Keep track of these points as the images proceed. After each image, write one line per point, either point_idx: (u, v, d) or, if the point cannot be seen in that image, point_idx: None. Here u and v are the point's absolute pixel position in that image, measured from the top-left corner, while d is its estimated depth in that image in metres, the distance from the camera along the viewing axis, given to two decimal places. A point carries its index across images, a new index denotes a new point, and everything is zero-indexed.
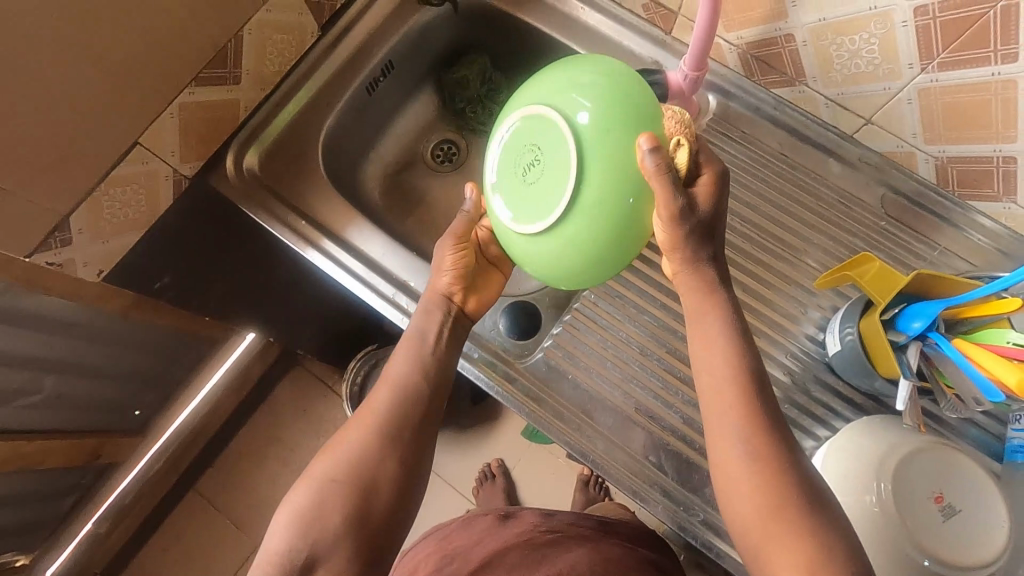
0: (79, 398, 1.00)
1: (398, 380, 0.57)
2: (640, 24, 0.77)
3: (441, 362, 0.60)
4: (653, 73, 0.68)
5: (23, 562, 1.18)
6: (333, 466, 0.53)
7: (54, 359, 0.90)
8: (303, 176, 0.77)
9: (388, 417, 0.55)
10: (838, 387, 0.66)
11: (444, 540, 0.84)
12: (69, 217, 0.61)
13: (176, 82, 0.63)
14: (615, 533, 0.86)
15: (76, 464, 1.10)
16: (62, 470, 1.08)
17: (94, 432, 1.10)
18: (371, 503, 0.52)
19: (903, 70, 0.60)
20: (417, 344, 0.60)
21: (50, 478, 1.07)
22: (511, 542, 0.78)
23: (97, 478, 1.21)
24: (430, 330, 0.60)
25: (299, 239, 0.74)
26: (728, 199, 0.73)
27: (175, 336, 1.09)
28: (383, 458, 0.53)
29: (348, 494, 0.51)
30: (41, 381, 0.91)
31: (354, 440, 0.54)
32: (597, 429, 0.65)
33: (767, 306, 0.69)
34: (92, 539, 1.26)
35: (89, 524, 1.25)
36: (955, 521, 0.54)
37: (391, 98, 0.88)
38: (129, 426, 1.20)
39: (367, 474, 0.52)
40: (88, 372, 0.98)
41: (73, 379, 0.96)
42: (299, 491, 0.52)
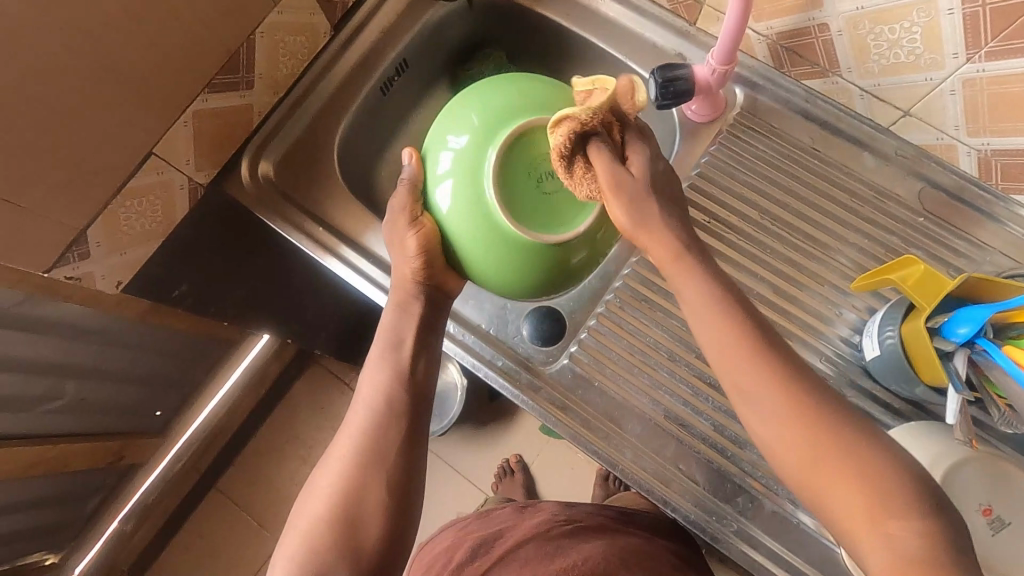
0: (101, 401, 1.01)
1: (376, 401, 0.56)
2: (663, 16, 0.75)
3: (418, 376, 0.58)
4: (679, 67, 0.66)
5: (52, 562, 1.20)
6: (321, 503, 0.52)
7: (77, 365, 0.90)
8: (318, 182, 0.76)
9: (371, 444, 0.54)
10: (875, 391, 0.64)
11: (460, 532, 0.84)
12: (86, 231, 0.60)
13: (189, 90, 0.62)
14: (636, 522, 0.84)
15: (101, 466, 1.12)
16: (87, 471, 1.09)
17: (116, 433, 1.11)
18: (364, 537, 0.51)
19: (946, 60, 0.57)
20: (382, 360, 0.58)
21: (75, 480, 1.08)
22: (527, 535, 0.76)
23: (121, 480, 1.22)
24: (403, 333, 0.59)
25: (317, 247, 0.73)
26: (757, 197, 0.70)
27: (192, 337, 1.09)
28: (370, 493, 0.52)
29: (342, 531, 0.51)
30: (63, 386, 0.91)
31: (338, 473, 0.53)
32: (625, 437, 0.64)
33: (799, 308, 0.66)
34: (118, 538, 1.28)
35: (114, 523, 1.26)
36: (1005, 533, 0.52)
37: (407, 97, 0.86)
38: (150, 428, 1.20)
39: (357, 510, 0.52)
40: (108, 376, 0.98)
41: (94, 383, 0.96)
42: (295, 533, 0.52)
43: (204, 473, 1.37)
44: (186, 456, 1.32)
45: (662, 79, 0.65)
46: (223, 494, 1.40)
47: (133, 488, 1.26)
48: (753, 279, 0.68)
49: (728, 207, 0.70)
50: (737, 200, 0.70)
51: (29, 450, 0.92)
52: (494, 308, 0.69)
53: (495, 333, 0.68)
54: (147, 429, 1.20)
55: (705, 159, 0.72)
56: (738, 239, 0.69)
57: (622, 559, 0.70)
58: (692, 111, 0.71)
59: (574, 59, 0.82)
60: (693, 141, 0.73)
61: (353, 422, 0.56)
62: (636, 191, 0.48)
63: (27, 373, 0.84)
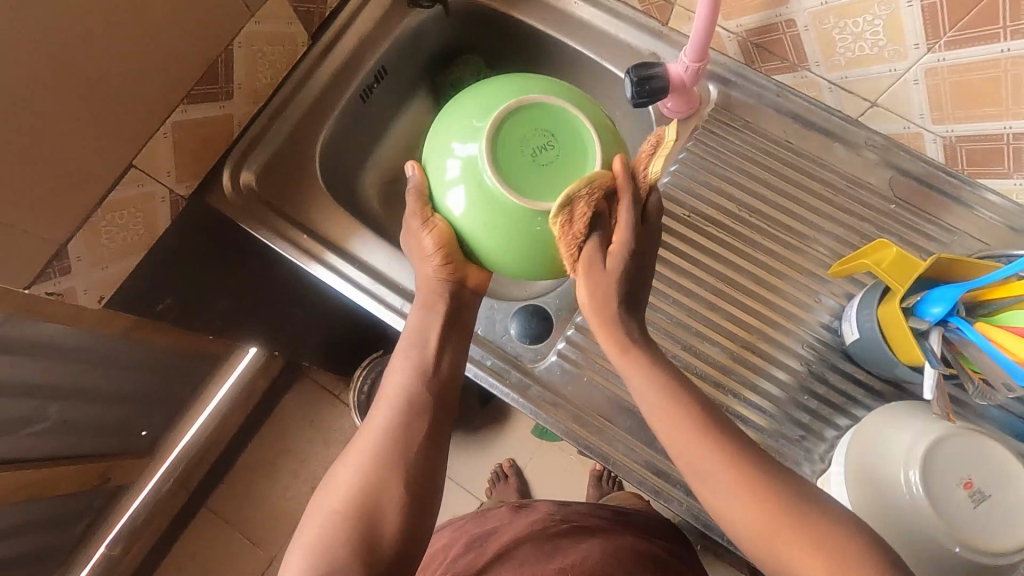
0: (85, 422, 0.99)
1: (397, 399, 0.56)
2: (636, 17, 0.76)
3: (444, 377, 0.58)
4: (654, 65, 0.68)
5: None
6: (339, 496, 0.52)
7: (60, 386, 0.89)
8: (301, 191, 0.76)
9: (392, 439, 0.54)
10: (856, 374, 0.65)
11: (458, 530, 0.84)
12: (67, 245, 0.59)
13: (168, 101, 0.62)
14: (631, 521, 0.85)
15: (86, 489, 1.10)
16: (73, 495, 1.07)
17: (101, 455, 1.09)
18: (380, 532, 0.51)
19: (909, 51, 0.59)
20: (413, 357, 0.58)
21: (61, 505, 1.06)
22: (524, 533, 0.76)
23: (108, 503, 1.20)
24: (427, 335, 0.58)
25: (302, 254, 0.73)
26: (734, 190, 0.72)
27: (177, 354, 1.07)
28: (387, 489, 0.52)
29: (358, 528, 0.50)
30: (46, 408, 0.89)
31: (357, 466, 0.53)
32: (616, 430, 0.64)
33: (781, 297, 0.68)
34: (106, 563, 1.25)
35: (102, 548, 1.23)
36: (984, 507, 0.53)
37: (387, 104, 0.87)
38: (137, 448, 1.18)
39: (372, 504, 0.51)
40: (91, 397, 0.97)
41: (78, 404, 0.95)
42: (310, 525, 0.52)
43: (193, 492, 1.36)
44: (175, 475, 1.30)
45: (637, 78, 0.67)
46: (213, 512, 1.38)
47: (120, 511, 1.24)
48: (735, 271, 0.69)
49: (708, 201, 0.72)
50: (715, 194, 0.72)
51: (13, 475, 0.90)
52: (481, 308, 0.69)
53: (483, 333, 0.68)
54: (134, 450, 1.18)
55: (683, 155, 0.73)
56: (718, 232, 0.70)
57: (616, 559, 0.70)
58: (668, 108, 0.73)
59: (550, 62, 0.83)
60: None
61: (375, 418, 0.56)
62: (606, 268, 0.53)
63: (10, 396, 0.82)
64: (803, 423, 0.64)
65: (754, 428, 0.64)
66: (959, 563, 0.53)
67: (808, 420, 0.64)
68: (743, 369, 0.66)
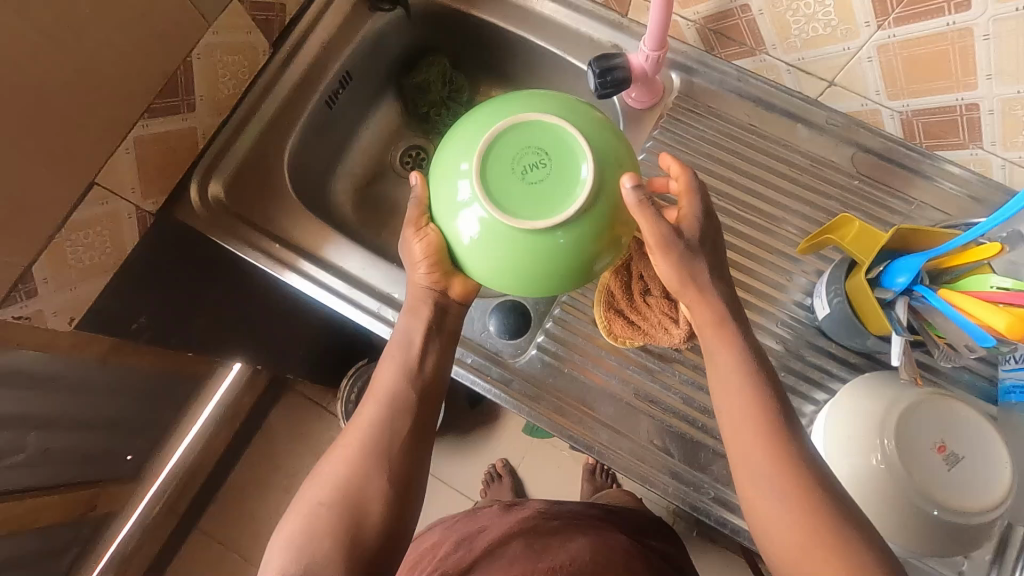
0: (66, 451, 0.97)
1: (383, 395, 0.56)
2: (595, 10, 0.77)
3: (430, 374, 0.58)
4: (615, 57, 0.68)
5: None
6: (325, 489, 0.52)
7: (36, 417, 0.87)
8: (272, 200, 0.75)
9: (378, 435, 0.54)
10: (831, 349, 0.66)
11: (448, 529, 0.84)
12: (32, 267, 0.58)
13: (128, 116, 0.61)
14: (622, 521, 0.85)
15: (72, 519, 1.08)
16: (59, 526, 1.05)
17: (86, 483, 1.07)
18: (365, 527, 0.51)
19: (860, 29, 0.60)
20: (399, 354, 0.58)
21: (47, 537, 1.04)
22: (515, 531, 0.77)
23: (96, 532, 1.18)
24: (412, 337, 0.58)
25: (277, 263, 0.72)
26: (702, 175, 0.73)
27: (157, 376, 1.06)
28: (371, 485, 0.52)
29: (342, 525, 0.50)
30: (24, 440, 0.87)
31: (343, 461, 0.53)
32: (599, 419, 0.65)
33: (753, 277, 0.69)
34: None
35: None
36: (959, 469, 0.54)
37: (355, 110, 0.86)
38: (123, 474, 1.16)
39: (357, 499, 0.52)
40: (71, 426, 0.95)
41: (57, 434, 0.93)
42: (294, 519, 0.52)
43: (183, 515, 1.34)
44: (165, 498, 1.29)
45: (599, 70, 0.67)
46: (205, 534, 1.36)
47: (110, 539, 1.22)
48: None
49: None
50: None
51: None
52: None
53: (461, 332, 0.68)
54: (120, 476, 1.16)
55: (650, 143, 0.74)
56: None
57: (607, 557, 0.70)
58: (632, 98, 0.74)
59: (514, 59, 0.84)
60: (637, 128, 0.75)
61: (361, 414, 0.56)
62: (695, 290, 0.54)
63: None
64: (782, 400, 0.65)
65: None
66: (937, 525, 0.54)
67: (787, 397, 0.65)
68: None
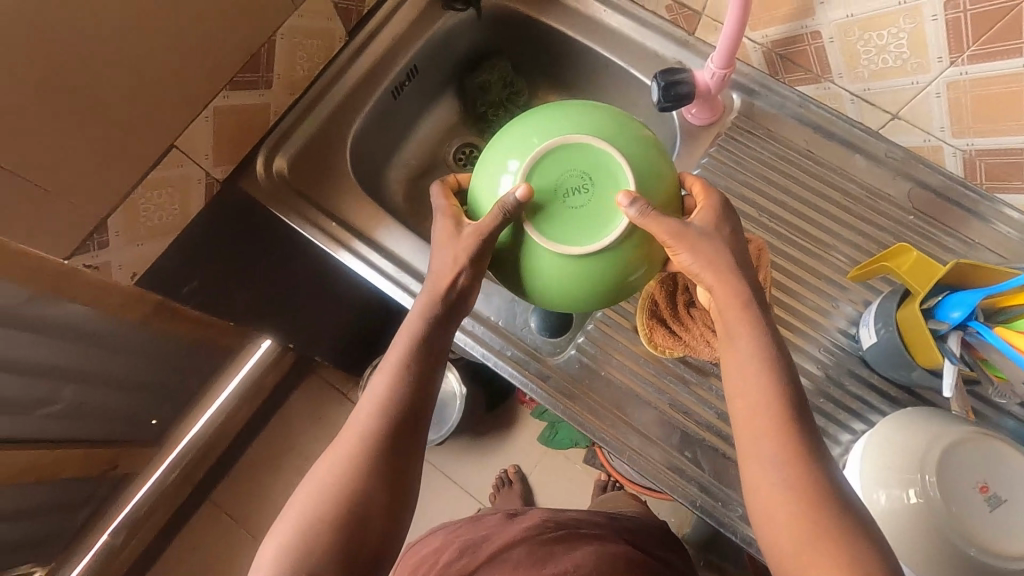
0: (98, 407, 1.01)
1: (384, 404, 0.52)
2: (663, 25, 0.78)
3: (431, 382, 0.54)
4: (680, 72, 0.69)
5: None
6: (318, 505, 0.49)
7: (75, 369, 0.91)
8: (330, 181, 0.78)
9: (377, 447, 0.51)
10: (871, 379, 0.66)
11: (451, 534, 0.84)
12: (108, 219, 0.61)
13: (211, 85, 0.64)
14: (626, 530, 0.85)
15: (93, 475, 1.11)
16: (80, 479, 1.08)
17: (111, 441, 1.10)
18: (360, 546, 0.49)
19: (931, 64, 0.61)
20: (401, 360, 0.53)
21: (67, 488, 1.07)
22: (518, 537, 0.76)
23: (112, 492, 1.22)
24: (416, 337, 0.54)
25: (330, 241, 0.74)
26: (754, 195, 0.73)
27: (192, 345, 1.09)
28: (369, 499, 0.50)
29: (337, 543, 0.48)
30: (61, 390, 0.91)
31: (337, 474, 0.50)
32: (631, 424, 0.65)
33: (798, 301, 0.69)
34: (107, 552, 1.26)
35: (104, 536, 1.25)
36: (1001, 511, 0.54)
37: (416, 103, 0.89)
38: (145, 437, 1.20)
39: (352, 516, 0.49)
40: (106, 383, 0.99)
41: (93, 388, 0.97)
42: (282, 531, 0.48)
43: (197, 485, 1.36)
44: (181, 466, 1.32)
45: (664, 83, 0.69)
46: (216, 506, 1.38)
47: (126, 499, 1.26)
48: None
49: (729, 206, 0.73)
50: (737, 198, 0.73)
51: (25, 455, 0.92)
52: (502, 300, 0.70)
53: (504, 325, 0.69)
54: (141, 439, 1.20)
55: (706, 160, 0.75)
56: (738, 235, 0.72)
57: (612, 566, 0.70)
58: (692, 115, 0.75)
59: (575, 68, 0.86)
60: (693, 144, 0.76)
61: (359, 420, 0.52)
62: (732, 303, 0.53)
63: (28, 373, 0.84)
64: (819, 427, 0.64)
65: None
66: (973, 567, 0.53)
67: (824, 423, 0.64)
68: None
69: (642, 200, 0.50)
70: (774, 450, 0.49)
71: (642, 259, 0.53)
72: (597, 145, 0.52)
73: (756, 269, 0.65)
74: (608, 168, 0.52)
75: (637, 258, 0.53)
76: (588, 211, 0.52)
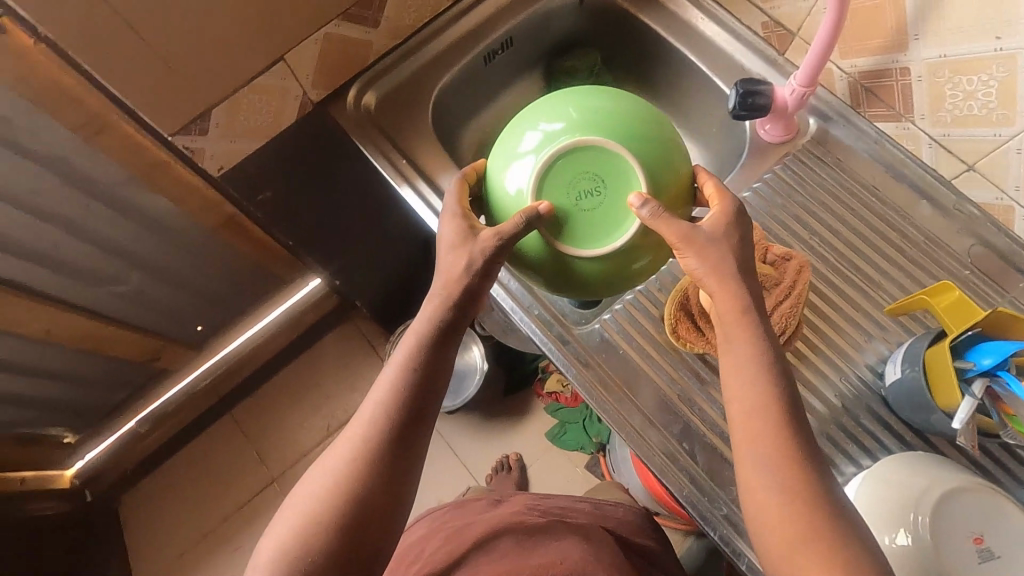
0: (156, 297, 1.10)
1: (387, 411, 0.53)
2: (756, 43, 0.80)
3: (433, 392, 0.54)
4: (761, 84, 0.71)
5: (69, 441, 1.27)
6: (316, 504, 0.50)
7: (145, 255, 1.00)
8: (409, 125, 0.83)
9: (375, 452, 0.52)
10: (888, 419, 0.65)
11: (437, 521, 0.85)
12: (213, 109, 0.70)
13: (326, 13, 0.71)
14: (608, 519, 0.85)
15: (137, 360, 1.20)
16: (124, 361, 1.17)
17: (159, 334, 1.19)
18: (351, 548, 0.50)
19: (1018, 117, 0.60)
20: (405, 367, 0.54)
21: (112, 366, 1.17)
22: (502, 525, 0.77)
23: (149, 384, 1.31)
24: (421, 343, 0.54)
25: (398, 176, 0.80)
26: (811, 219, 0.73)
27: (249, 262, 1.18)
28: (364, 502, 0.51)
29: (331, 543, 0.49)
30: (129, 272, 1.01)
31: (337, 475, 0.51)
32: (636, 404, 0.67)
33: (831, 328, 0.69)
34: (131, 437, 1.37)
35: (132, 422, 1.35)
36: (988, 564, 0.53)
37: (504, 73, 0.94)
38: (188, 340, 1.28)
39: (347, 517, 0.50)
40: (167, 276, 1.08)
41: (156, 278, 1.06)
42: (284, 525, 0.51)
43: (223, 398, 1.45)
44: (213, 376, 1.40)
45: (743, 92, 0.70)
46: (234, 421, 1.46)
47: (159, 394, 1.35)
48: None
49: (783, 224, 0.73)
50: (791, 218, 0.74)
51: (86, 322, 1.01)
52: None
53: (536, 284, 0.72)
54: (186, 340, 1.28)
55: (768, 176, 0.76)
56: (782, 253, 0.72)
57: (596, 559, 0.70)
58: (765, 130, 0.76)
59: (660, 68, 0.89)
60: (760, 159, 0.77)
61: (362, 424, 0.53)
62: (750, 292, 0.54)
63: (105, 247, 0.94)
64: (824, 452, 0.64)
65: None
66: None
67: (830, 451, 0.64)
68: None
69: (653, 202, 0.51)
70: (765, 451, 0.50)
71: (648, 249, 0.54)
72: (609, 143, 0.52)
73: (790, 285, 0.66)
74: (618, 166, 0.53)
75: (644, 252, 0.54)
76: (605, 210, 0.53)
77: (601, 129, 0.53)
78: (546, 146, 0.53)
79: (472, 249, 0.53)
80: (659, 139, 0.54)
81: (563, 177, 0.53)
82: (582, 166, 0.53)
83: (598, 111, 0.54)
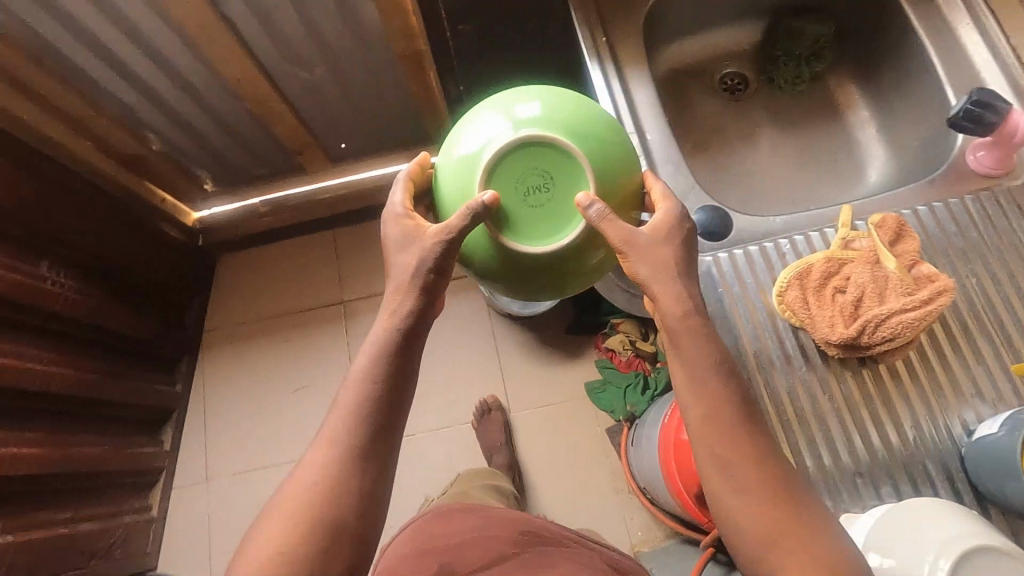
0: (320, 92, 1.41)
1: (348, 420, 0.65)
2: (1003, 60, 0.89)
3: (401, 381, 0.67)
4: (1000, 102, 0.82)
5: (207, 186, 1.67)
6: (293, 510, 0.61)
7: (347, 70, 1.36)
8: (624, 18, 0.98)
9: (357, 433, 0.64)
10: (959, 474, 0.77)
11: (417, 532, 0.97)
12: None
13: None
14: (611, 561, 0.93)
15: (284, 146, 1.55)
16: (275, 138, 1.52)
17: (310, 128, 1.52)
18: (342, 519, 0.61)
19: None
20: (363, 380, 0.66)
21: (267, 135, 1.51)
22: (493, 556, 0.88)
23: (283, 172, 1.67)
24: (407, 300, 0.68)
25: (598, 52, 0.94)
26: (979, 296, 0.82)
27: (406, 95, 1.46)
28: (352, 483, 0.63)
29: (329, 512, 0.61)
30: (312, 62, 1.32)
31: (312, 485, 0.62)
32: (741, 334, 0.82)
33: (947, 378, 0.79)
34: (252, 210, 1.73)
35: (258, 200, 1.72)
36: None
37: (734, 17, 1.09)
38: (329, 151, 1.62)
39: (335, 508, 0.61)
40: (337, 75, 1.36)
41: (331, 72, 1.35)
42: (263, 542, 0.60)
43: (336, 215, 1.77)
44: (331, 194, 1.73)
45: (977, 100, 0.81)
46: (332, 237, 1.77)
47: (284, 186, 1.71)
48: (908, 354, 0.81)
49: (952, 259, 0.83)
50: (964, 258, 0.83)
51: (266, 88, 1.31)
52: (684, 182, 0.87)
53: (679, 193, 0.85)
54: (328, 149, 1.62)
55: (945, 209, 0.86)
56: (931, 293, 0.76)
57: None
58: (978, 156, 0.88)
59: (887, 56, 1.02)
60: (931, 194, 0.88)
61: (331, 424, 0.65)
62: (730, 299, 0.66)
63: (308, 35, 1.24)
64: (872, 469, 0.77)
65: (844, 446, 0.78)
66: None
67: (883, 469, 0.77)
68: (868, 403, 0.79)
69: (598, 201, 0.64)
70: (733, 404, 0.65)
71: (596, 245, 0.67)
72: (570, 144, 0.65)
73: (929, 303, 0.75)
74: (565, 168, 0.66)
75: (593, 245, 0.67)
76: (553, 206, 0.66)
77: (565, 134, 0.65)
78: (509, 135, 0.65)
79: (423, 248, 0.67)
80: (615, 147, 0.68)
81: (518, 174, 0.66)
82: (534, 169, 0.65)
83: (566, 123, 0.66)
